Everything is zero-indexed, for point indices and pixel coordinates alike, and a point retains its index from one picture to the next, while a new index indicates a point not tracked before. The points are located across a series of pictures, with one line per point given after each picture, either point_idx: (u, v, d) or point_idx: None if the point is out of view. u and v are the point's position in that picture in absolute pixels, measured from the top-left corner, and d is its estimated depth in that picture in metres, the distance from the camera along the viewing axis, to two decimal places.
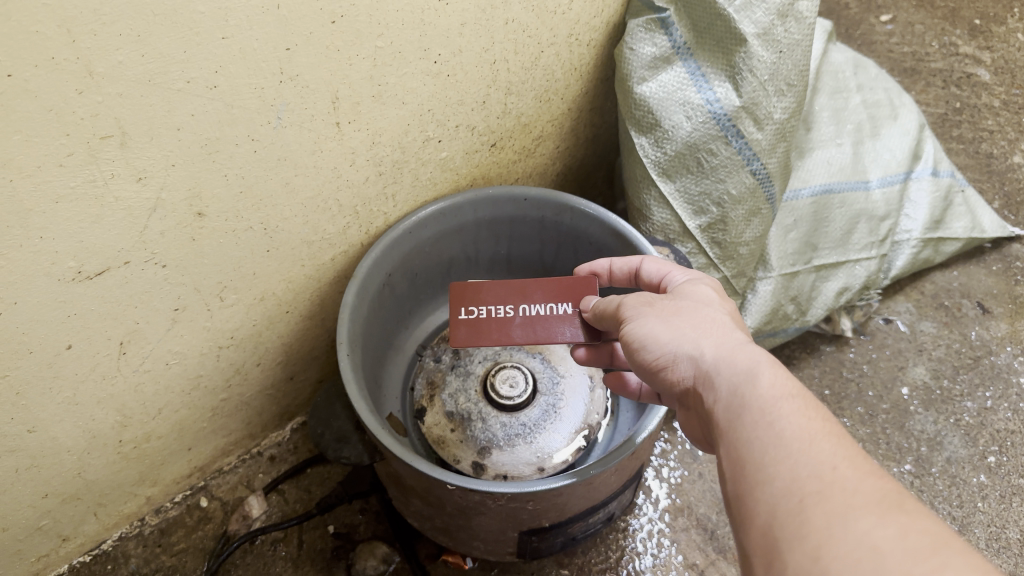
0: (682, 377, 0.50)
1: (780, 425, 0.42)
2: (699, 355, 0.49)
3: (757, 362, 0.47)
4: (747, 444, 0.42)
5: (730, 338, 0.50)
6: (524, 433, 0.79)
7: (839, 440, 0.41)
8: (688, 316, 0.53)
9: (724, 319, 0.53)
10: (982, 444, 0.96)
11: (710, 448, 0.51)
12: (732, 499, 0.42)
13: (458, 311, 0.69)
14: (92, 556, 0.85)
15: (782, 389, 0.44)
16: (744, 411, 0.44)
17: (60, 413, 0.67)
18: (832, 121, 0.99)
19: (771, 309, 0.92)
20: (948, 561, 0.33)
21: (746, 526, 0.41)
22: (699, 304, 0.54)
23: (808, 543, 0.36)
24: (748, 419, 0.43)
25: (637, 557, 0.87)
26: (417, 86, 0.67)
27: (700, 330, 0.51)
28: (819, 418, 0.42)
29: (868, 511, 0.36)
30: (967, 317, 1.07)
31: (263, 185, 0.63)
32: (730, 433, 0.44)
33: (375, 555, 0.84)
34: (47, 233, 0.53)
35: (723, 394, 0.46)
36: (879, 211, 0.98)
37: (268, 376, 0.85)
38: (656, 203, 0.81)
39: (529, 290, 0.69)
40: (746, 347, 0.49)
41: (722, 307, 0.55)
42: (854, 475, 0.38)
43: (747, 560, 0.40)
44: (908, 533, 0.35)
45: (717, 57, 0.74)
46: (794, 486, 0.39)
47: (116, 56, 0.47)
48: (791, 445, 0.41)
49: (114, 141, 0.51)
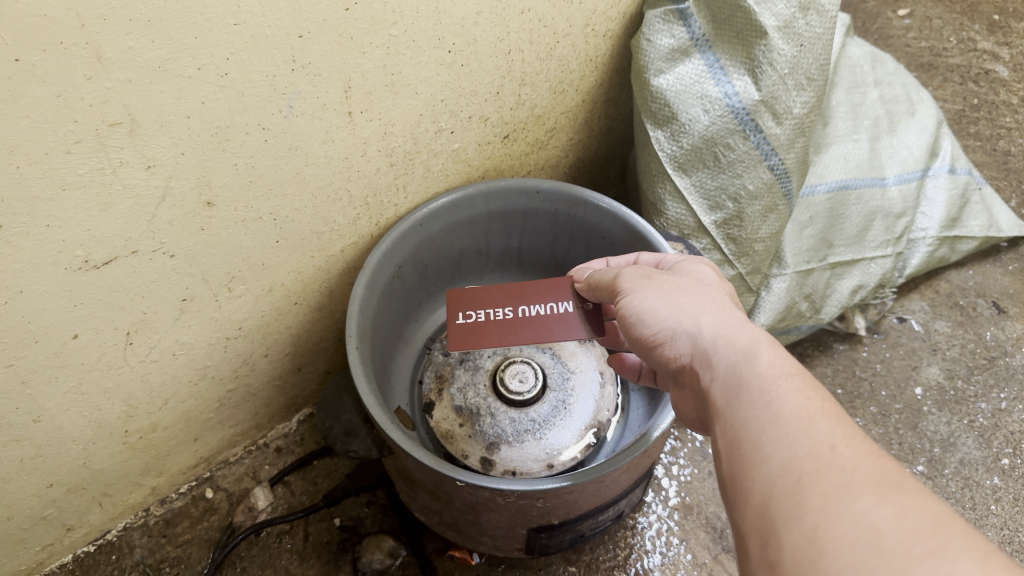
0: (679, 354, 0.49)
1: (778, 404, 0.41)
2: (697, 331, 0.49)
3: (756, 342, 0.46)
4: (743, 423, 0.41)
5: (729, 317, 0.49)
6: (534, 429, 0.78)
7: (838, 420, 0.40)
8: (689, 295, 0.52)
9: (723, 298, 0.52)
10: (996, 446, 0.95)
11: (703, 429, 0.51)
12: (725, 478, 0.41)
13: (454, 315, 0.68)
14: (96, 546, 0.84)
15: (781, 368, 0.43)
16: (741, 389, 0.43)
17: (66, 403, 0.66)
18: (849, 116, 0.97)
19: (785, 307, 0.91)
20: (949, 542, 0.32)
21: (739, 504, 0.39)
22: (699, 282, 0.54)
23: (806, 523, 0.35)
24: (745, 397, 0.42)
25: (645, 556, 0.86)
26: (430, 76, 0.66)
27: (700, 308, 0.50)
28: (817, 398, 0.41)
29: (868, 490, 0.35)
30: (982, 317, 1.06)
31: (274, 175, 0.62)
32: (727, 412, 0.43)
33: (382, 548, 0.83)
34: (54, 221, 0.52)
35: (721, 371, 0.45)
36: (895, 209, 0.96)
37: (276, 367, 0.84)
38: (671, 197, 0.80)
39: (525, 291, 0.68)
40: (744, 327, 0.48)
41: (722, 288, 0.54)
42: (852, 455, 0.37)
43: (740, 539, 0.39)
44: (909, 513, 0.34)
45: (737, 50, 0.72)
46: (792, 465, 0.38)
47: (126, 41, 0.46)
48: (788, 424, 0.40)
49: (123, 128, 0.50)
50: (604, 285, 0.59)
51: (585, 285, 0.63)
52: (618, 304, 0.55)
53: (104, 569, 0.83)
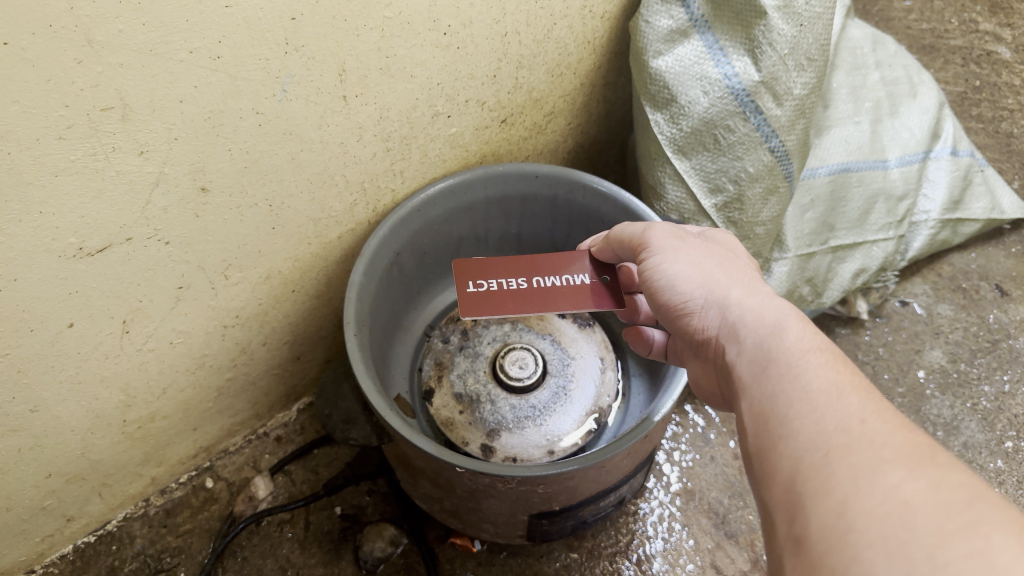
0: (707, 326, 0.50)
1: (806, 379, 0.41)
2: (727, 304, 0.49)
3: (785, 317, 0.46)
4: (772, 398, 0.42)
5: (759, 293, 0.50)
6: (534, 415, 0.78)
7: (867, 395, 0.40)
8: (720, 267, 0.52)
9: (752, 274, 0.52)
10: (1000, 429, 0.94)
11: (727, 405, 0.51)
12: (753, 453, 0.42)
13: (465, 283, 0.66)
14: (97, 536, 0.84)
15: (809, 344, 0.44)
16: (771, 364, 0.44)
17: (63, 393, 0.66)
18: (850, 98, 0.96)
19: (786, 290, 0.91)
20: (983, 517, 0.32)
21: (766, 479, 0.40)
22: (729, 256, 0.54)
23: (833, 497, 0.35)
24: (774, 372, 0.43)
25: (647, 542, 0.85)
26: (425, 59, 0.65)
27: (731, 281, 0.51)
28: (846, 371, 0.41)
29: (898, 464, 0.35)
30: (985, 300, 1.05)
31: (269, 160, 0.61)
32: (756, 386, 0.43)
33: (383, 537, 0.83)
34: (46, 208, 0.52)
35: (749, 345, 0.46)
36: (897, 191, 0.95)
37: (274, 356, 0.84)
38: (670, 180, 0.79)
39: (539, 263, 0.67)
40: (772, 302, 0.48)
41: (749, 263, 0.55)
42: (882, 428, 0.37)
43: (767, 515, 0.39)
44: (940, 487, 0.33)
45: (736, 31, 0.72)
46: (819, 440, 0.38)
47: (116, 24, 0.45)
48: (817, 399, 0.40)
49: (116, 113, 0.50)
50: (628, 243, 0.59)
51: (604, 244, 0.64)
52: (643, 268, 0.56)
53: (106, 560, 0.83)
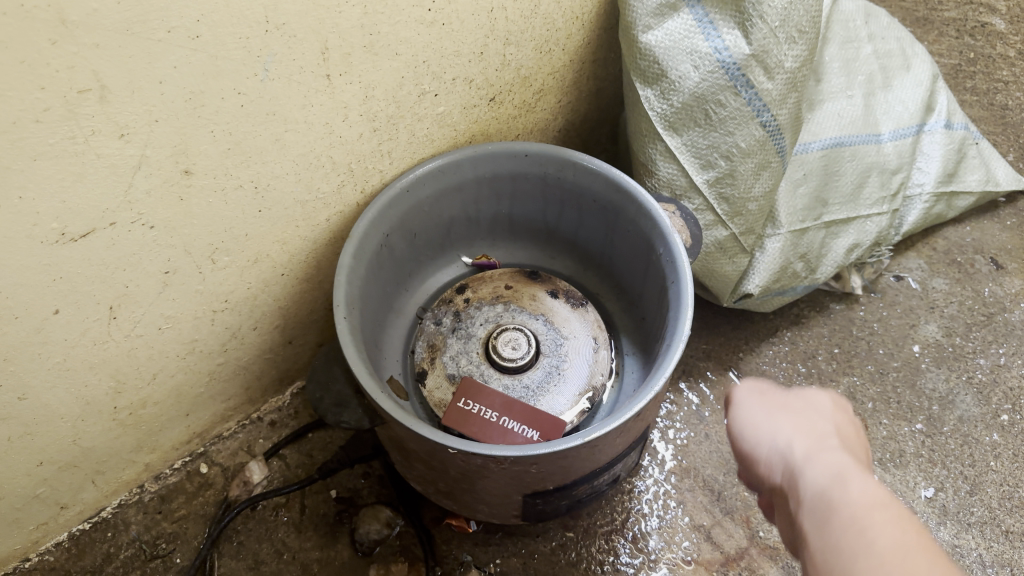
0: (773, 475, 0.48)
1: (872, 540, 0.39)
2: (792, 456, 0.48)
3: (849, 472, 0.44)
4: (837, 557, 0.40)
5: (829, 443, 0.48)
6: (527, 395, 0.78)
7: (940, 564, 0.38)
8: (796, 415, 0.50)
9: (844, 420, 0.51)
10: (995, 402, 0.94)
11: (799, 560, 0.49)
12: None
13: None
14: (92, 524, 0.84)
15: (873, 500, 0.42)
16: (834, 521, 0.42)
17: (51, 380, 0.66)
18: (843, 72, 0.94)
19: (780, 267, 0.90)
20: None
21: None
22: (812, 401, 0.52)
23: None
24: (838, 532, 0.41)
25: (643, 519, 0.85)
26: (410, 36, 0.64)
27: (800, 432, 0.49)
28: (913, 534, 0.40)
29: None
30: (980, 273, 1.05)
31: (253, 141, 0.61)
32: (820, 545, 0.42)
33: (379, 519, 0.82)
34: (27, 193, 0.51)
35: (813, 500, 0.44)
36: (890, 164, 0.94)
37: (266, 340, 0.83)
38: (662, 156, 0.79)
39: None
40: (841, 454, 0.46)
41: (843, 413, 0.52)
42: None
43: None
44: None
45: (726, 3, 0.70)
46: None
47: (89, 3, 0.45)
48: (886, 564, 0.38)
49: (94, 95, 0.49)
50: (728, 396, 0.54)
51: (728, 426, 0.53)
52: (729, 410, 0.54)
53: (101, 547, 0.83)
